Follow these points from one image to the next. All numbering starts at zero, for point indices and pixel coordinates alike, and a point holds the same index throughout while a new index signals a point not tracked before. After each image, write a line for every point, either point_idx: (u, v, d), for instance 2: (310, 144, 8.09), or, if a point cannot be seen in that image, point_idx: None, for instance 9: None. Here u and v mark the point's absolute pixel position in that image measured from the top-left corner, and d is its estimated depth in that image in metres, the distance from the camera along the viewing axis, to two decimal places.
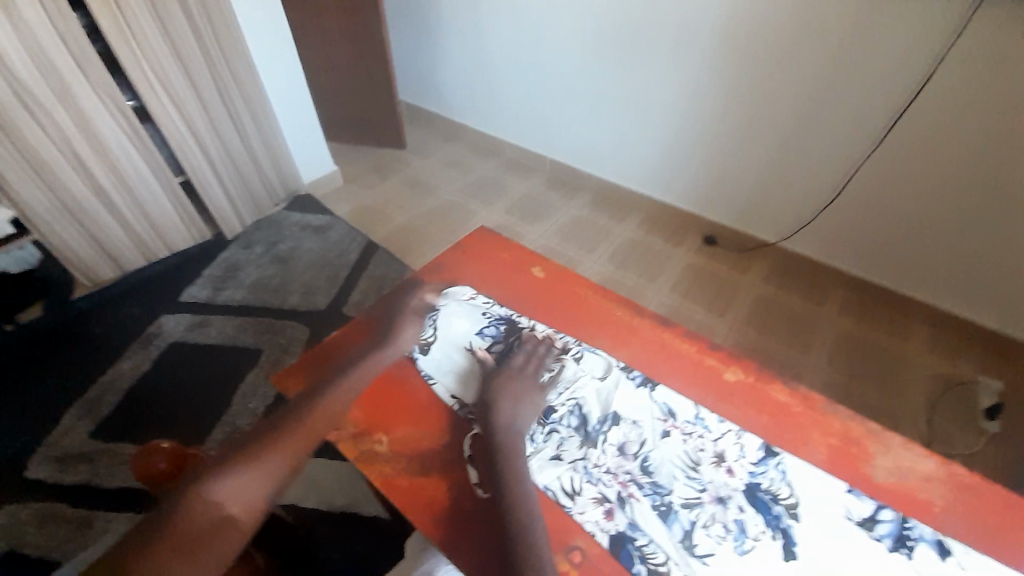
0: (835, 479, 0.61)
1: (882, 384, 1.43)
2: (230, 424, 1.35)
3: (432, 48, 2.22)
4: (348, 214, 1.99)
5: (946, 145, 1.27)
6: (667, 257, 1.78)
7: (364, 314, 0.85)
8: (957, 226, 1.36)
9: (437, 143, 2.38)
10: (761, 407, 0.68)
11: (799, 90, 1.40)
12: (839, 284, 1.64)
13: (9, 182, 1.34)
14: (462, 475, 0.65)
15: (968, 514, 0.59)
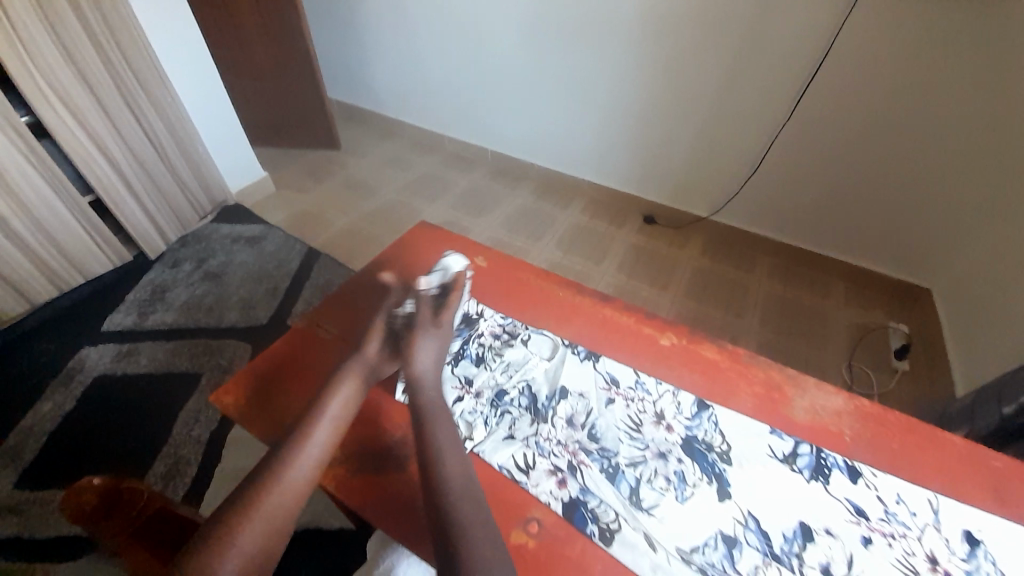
0: (759, 423, 0.67)
1: (808, 336, 1.56)
2: (173, 454, 1.27)
3: (359, 47, 2.16)
4: (285, 222, 1.91)
5: (844, 113, 1.40)
6: (610, 239, 1.85)
7: (306, 318, 0.82)
8: (860, 186, 1.51)
9: (374, 142, 2.32)
10: (693, 366, 0.74)
11: (702, 74, 1.52)
12: (766, 250, 1.78)
13: None
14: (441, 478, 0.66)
15: (874, 441, 0.67)
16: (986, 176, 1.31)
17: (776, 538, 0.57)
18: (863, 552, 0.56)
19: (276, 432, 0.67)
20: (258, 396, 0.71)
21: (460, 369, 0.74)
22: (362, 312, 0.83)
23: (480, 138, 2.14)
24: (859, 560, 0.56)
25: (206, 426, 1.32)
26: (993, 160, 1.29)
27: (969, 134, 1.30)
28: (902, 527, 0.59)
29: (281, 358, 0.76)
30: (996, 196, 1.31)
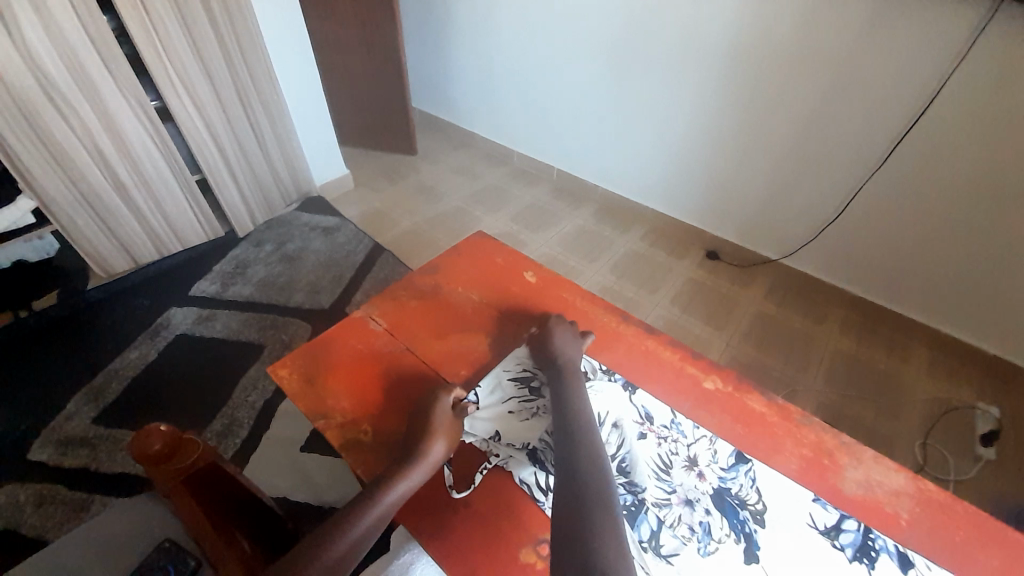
0: (802, 488, 0.63)
1: (877, 403, 1.43)
2: (229, 416, 1.39)
3: (446, 61, 2.29)
4: (357, 217, 2.05)
5: (947, 167, 1.29)
6: (669, 270, 1.80)
7: (362, 310, 0.86)
8: (958, 248, 1.37)
9: (447, 150, 2.43)
10: (737, 414, 0.71)
11: (785, 112, 1.46)
12: (839, 303, 1.65)
13: (34, 176, 1.40)
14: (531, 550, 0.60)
15: (938, 533, 0.60)
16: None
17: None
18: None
19: (320, 414, 0.72)
20: (310, 374, 0.77)
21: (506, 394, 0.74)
22: (411, 310, 0.87)
23: (549, 155, 2.18)
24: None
25: (261, 394, 1.43)
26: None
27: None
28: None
29: (335, 346, 0.80)
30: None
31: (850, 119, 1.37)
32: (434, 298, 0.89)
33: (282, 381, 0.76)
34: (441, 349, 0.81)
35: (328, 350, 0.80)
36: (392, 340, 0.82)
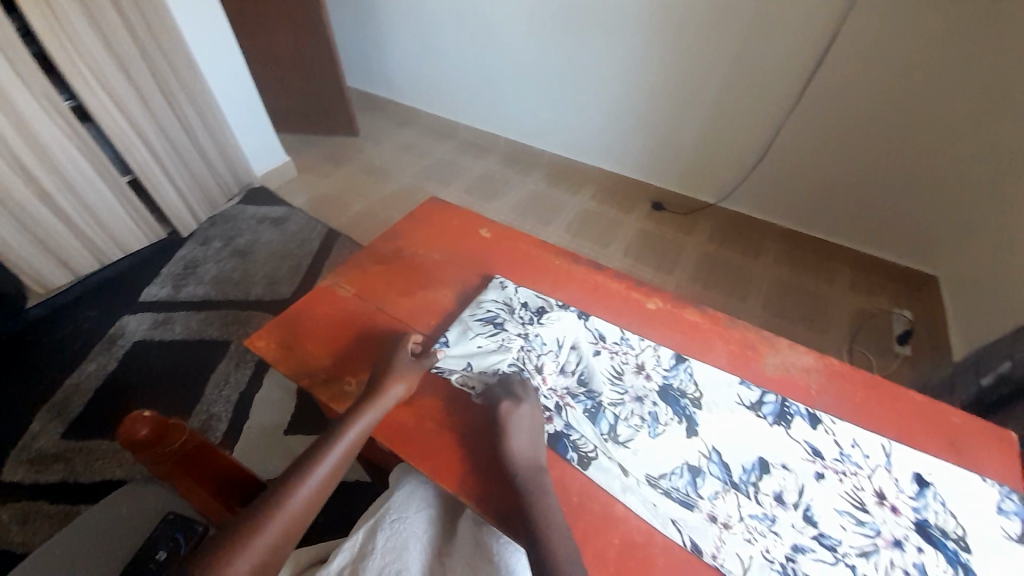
0: (730, 375, 0.74)
1: (808, 319, 1.61)
2: (206, 411, 1.40)
3: (376, 36, 2.24)
4: (307, 204, 2.02)
5: (845, 100, 1.44)
6: (619, 224, 1.91)
7: (326, 280, 0.90)
8: (864, 172, 1.54)
9: (390, 128, 2.41)
10: (677, 327, 0.81)
11: (706, 61, 1.56)
12: (771, 236, 1.81)
13: None
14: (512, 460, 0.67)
15: (839, 395, 0.72)
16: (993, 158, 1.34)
17: (737, 470, 0.63)
18: (814, 484, 0.61)
19: (302, 374, 0.77)
20: (286, 342, 0.81)
21: (475, 332, 0.79)
22: (376, 274, 0.91)
23: (493, 124, 2.21)
24: (810, 492, 0.61)
25: (235, 387, 1.44)
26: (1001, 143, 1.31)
27: (976, 118, 1.31)
28: (857, 465, 0.63)
29: (308, 315, 0.85)
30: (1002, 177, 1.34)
31: (763, 64, 1.49)
32: (396, 262, 0.94)
33: (260, 351, 0.79)
34: (409, 305, 0.86)
35: (300, 320, 0.84)
36: (360, 303, 0.86)
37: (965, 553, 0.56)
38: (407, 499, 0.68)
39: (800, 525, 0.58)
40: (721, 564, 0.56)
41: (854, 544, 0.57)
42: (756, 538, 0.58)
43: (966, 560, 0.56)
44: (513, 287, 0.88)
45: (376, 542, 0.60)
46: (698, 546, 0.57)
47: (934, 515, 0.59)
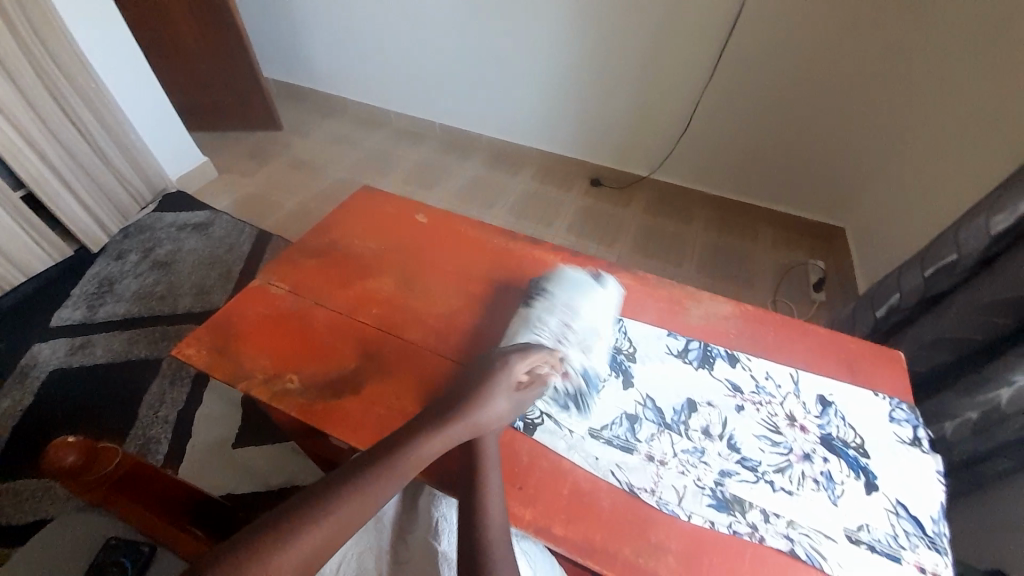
0: (658, 328, 0.80)
1: (737, 277, 1.73)
2: (144, 434, 1.31)
3: (292, 23, 2.13)
4: (232, 206, 1.91)
5: (755, 68, 1.55)
6: (559, 203, 1.95)
7: (257, 279, 0.87)
8: (775, 136, 1.67)
9: (315, 120, 2.30)
10: (610, 290, 0.86)
11: (629, 36, 1.62)
12: (699, 203, 1.93)
13: None
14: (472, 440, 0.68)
15: (753, 335, 0.80)
16: (879, 115, 1.51)
17: (669, 413, 0.69)
18: (735, 416, 0.68)
19: (241, 377, 0.74)
20: (219, 345, 0.78)
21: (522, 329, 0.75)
22: (311, 269, 0.89)
23: (425, 111, 2.17)
24: (732, 423, 0.68)
25: (172, 407, 1.36)
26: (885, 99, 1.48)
27: (864, 80, 1.46)
28: (771, 394, 0.71)
29: (240, 316, 0.81)
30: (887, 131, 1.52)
31: (679, 38, 1.57)
32: (331, 254, 0.91)
33: (190, 358, 0.76)
34: (348, 296, 0.85)
35: (233, 322, 0.81)
36: (293, 298, 0.84)
37: (862, 458, 0.65)
38: None
39: (725, 453, 0.65)
40: (658, 497, 0.61)
41: (770, 462, 0.64)
42: (687, 469, 0.64)
43: (864, 463, 0.65)
44: (455, 268, 0.89)
45: None
46: (638, 484, 0.63)
47: (836, 429, 0.68)
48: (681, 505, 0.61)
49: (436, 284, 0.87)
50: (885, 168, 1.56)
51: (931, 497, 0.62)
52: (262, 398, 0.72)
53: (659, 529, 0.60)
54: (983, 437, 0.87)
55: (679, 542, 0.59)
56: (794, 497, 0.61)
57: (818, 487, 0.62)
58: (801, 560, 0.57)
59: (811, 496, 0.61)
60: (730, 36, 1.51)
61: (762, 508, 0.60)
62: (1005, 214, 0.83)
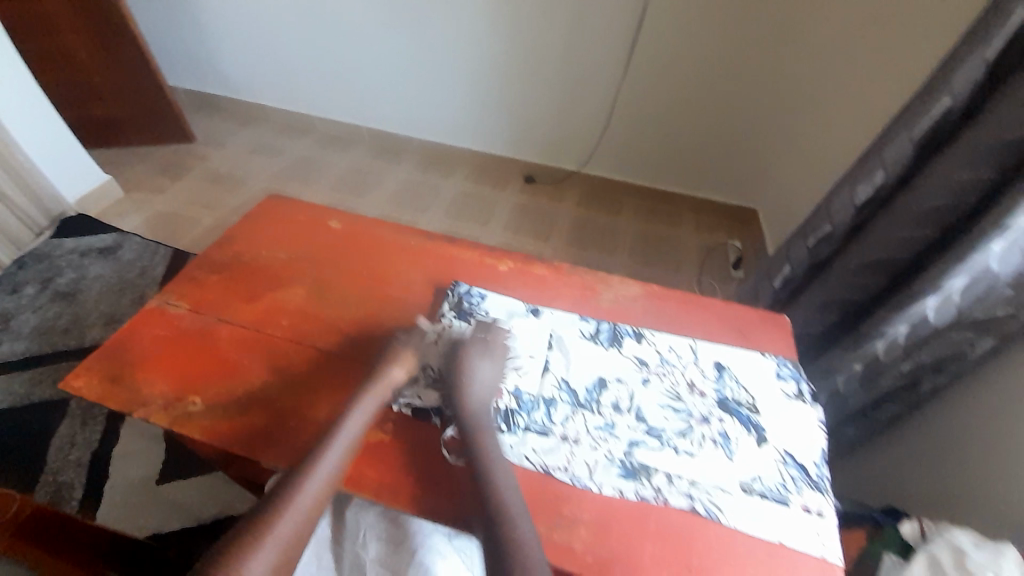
0: (571, 313, 0.83)
1: (665, 262, 1.82)
2: (54, 481, 1.19)
3: (198, 27, 2.01)
4: (142, 226, 1.77)
5: (666, 60, 1.65)
6: (496, 201, 1.97)
7: (155, 300, 0.82)
8: (689, 124, 1.78)
9: (230, 130, 2.18)
10: (526, 281, 0.89)
11: (548, 33, 1.67)
12: (627, 194, 2.00)
13: None
14: (403, 445, 0.68)
15: (658, 312, 0.85)
16: (776, 101, 1.65)
17: (581, 392, 0.72)
18: (642, 389, 0.73)
19: (138, 404, 0.70)
20: (113, 372, 0.73)
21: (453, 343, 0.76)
22: (214, 284, 0.85)
23: (350, 116, 2.11)
24: (639, 397, 0.72)
25: (85, 448, 1.24)
26: (778, 88, 1.63)
27: (760, 68, 1.59)
28: (674, 365, 0.76)
29: (138, 340, 0.77)
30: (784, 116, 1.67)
31: (594, 33, 1.64)
32: (238, 267, 0.88)
33: (79, 389, 0.71)
34: (256, 310, 0.82)
35: (129, 346, 0.76)
36: (197, 317, 0.80)
37: (755, 415, 0.71)
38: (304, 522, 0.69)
39: (633, 424, 0.69)
40: (570, 473, 0.64)
41: (673, 428, 0.69)
42: (599, 443, 0.67)
43: (755, 420, 0.71)
44: (369, 274, 0.88)
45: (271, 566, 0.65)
46: (552, 464, 0.65)
47: (730, 390, 0.74)
48: (591, 478, 0.64)
49: (351, 291, 0.85)
50: (786, 149, 1.71)
51: (814, 444, 0.69)
52: (160, 422, 0.68)
53: (577, 504, 0.62)
54: (868, 386, 0.96)
55: (591, 513, 0.62)
56: (694, 458, 0.66)
57: (716, 445, 0.67)
58: (700, 514, 0.62)
59: (709, 455, 0.66)
60: (640, 31, 1.60)
61: (665, 471, 0.65)
62: (865, 184, 0.94)
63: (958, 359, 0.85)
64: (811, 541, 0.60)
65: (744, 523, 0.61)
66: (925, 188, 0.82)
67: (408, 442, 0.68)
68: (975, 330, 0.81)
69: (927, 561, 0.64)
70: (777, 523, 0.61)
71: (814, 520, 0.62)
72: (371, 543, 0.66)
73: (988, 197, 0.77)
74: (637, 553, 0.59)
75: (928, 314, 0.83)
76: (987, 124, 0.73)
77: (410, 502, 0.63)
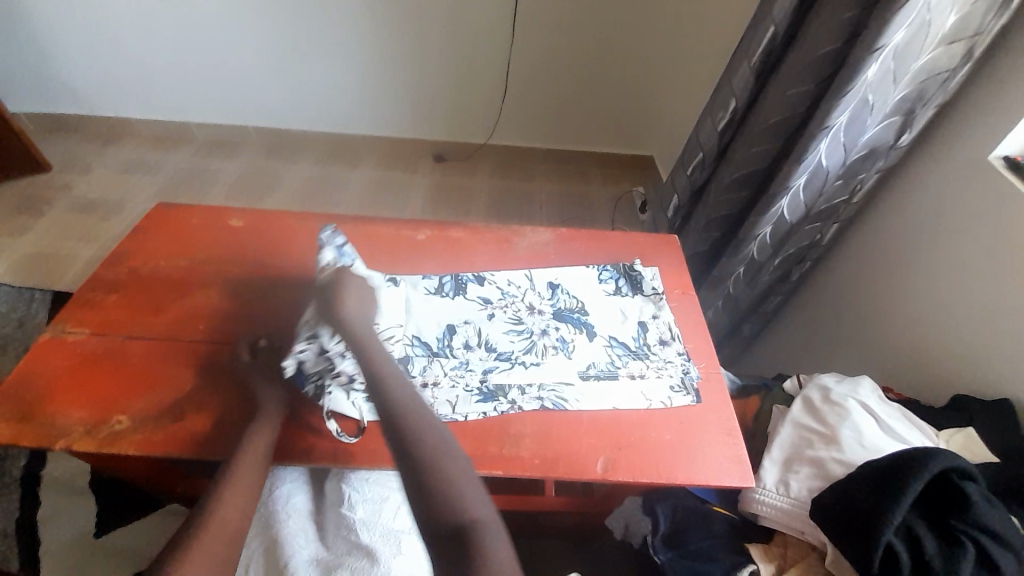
0: (491, 268, 0.89)
1: (581, 215, 1.93)
2: None
3: (30, 37, 1.76)
4: (9, 272, 1.56)
5: (548, 21, 1.71)
6: (410, 183, 1.96)
7: (47, 330, 0.76)
8: (580, 82, 1.87)
9: (94, 150, 1.94)
10: (446, 246, 0.93)
11: (431, 6, 1.68)
12: (537, 158, 2.07)
13: None
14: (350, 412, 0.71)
15: (569, 250, 0.93)
16: (652, 50, 1.79)
17: (433, 342, 0.77)
18: (487, 324, 0.80)
19: (53, 436, 0.66)
20: (16, 410, 0.68)
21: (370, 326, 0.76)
22: (113, 303, 0.80)
23: (236, 116, 1.97)
24: (487, 331, 0.79)
25: (3, 518, 1.11)
26: (652, 38, 1.76)
27: (633, 21, 1.71)
28: (514, 294, 0.85)
29: (38, 374, 0.72)
30: (661, 64, 1.82)
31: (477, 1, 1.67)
32: (137, 282, 0.83)
33: None
34: (167, 320, 0.79)
35: (29, 383, 0.71)
36: (100, 339, 0.76)
37: (635, 317, 0.82)
38: (272, 499, 0.70)
39: (485, 355, 0.76)
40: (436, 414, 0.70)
41: (521, 349, 0.77)
42: (459, 377, 0.74)
43: (586, 320, 0.81)
44: (288, 265, 0.87)
45: (251, 552, 0.66)
46: (491, 398, 0.71)
47: (636, 303, 0.85)
48: (453, 411, 0.70)
49: (267, 285, 0.84)
50: (670, 94, 1.86)
51: (629, 324, 0.81)
52: (83, 447, 0.65)
53: (520, 423, 0.70)
54: (752, 284, 1.11)
55: (533, 427, 0.69)
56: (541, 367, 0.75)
57: (627, 348, 0.78)
58: (621, 408, 0.72)
59: (554, 361, 0.76)
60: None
61: (518, 385, 0.73)
62: (723, 112, 1.08)
63: (813, 245, 1.04)
64: (638, 401, 0.72)
65: (657, 404, 0.73)
66: (767, 106, 0.97)
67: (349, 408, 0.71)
68: (820, 220, 0.99)
69: (803, 402, 0.78)
70: (612, 395, 0.73)
71: (638, 383, 0.74)
72: (357, 504, 0.68)
73: (813, 106, 0.92)
74: (577, 446, 0.68)
75: (784, 213, 0.97)
76: (804, 42, 0.88)
77: (368, 454, 0.67)
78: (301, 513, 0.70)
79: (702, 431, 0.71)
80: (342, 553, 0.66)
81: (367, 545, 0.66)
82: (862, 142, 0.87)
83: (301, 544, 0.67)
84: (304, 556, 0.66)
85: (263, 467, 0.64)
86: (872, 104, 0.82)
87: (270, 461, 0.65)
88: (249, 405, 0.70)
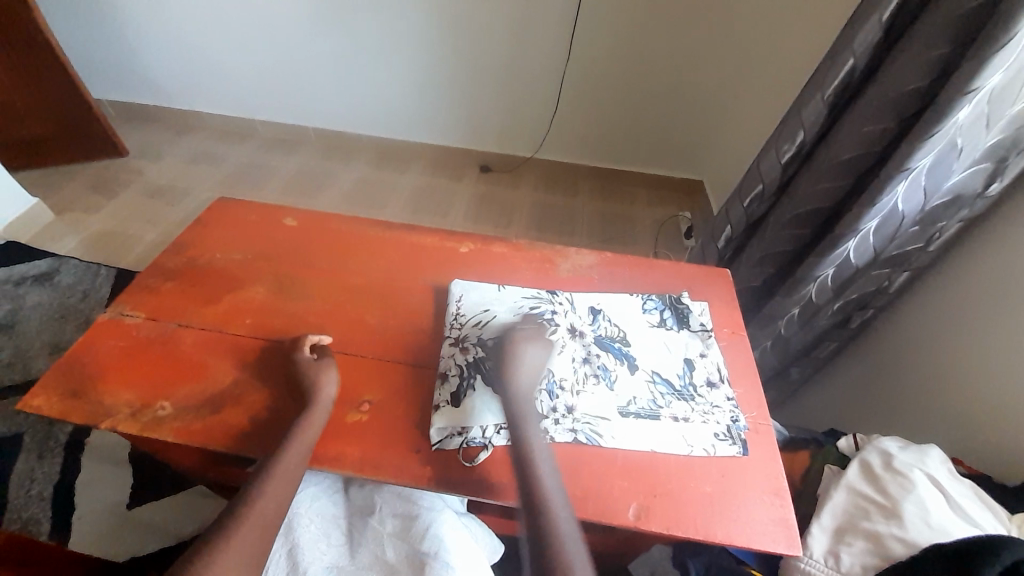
0: (533, 286, 0.87)
1: (623, 238, 1.88)
2: (22, 516, 1.13)
3: (121, 33, 1.91)
4: (80, 248, 1.67)
5: (607, 41, 1.70)
6: (454, 192, 1.98)
7: (109, 312, 0.80)
8: (634, 103, 1.84)
9: (165, 140, 2.08)
10: (488, 261, 0.92)
11: (491, 21, 1.70)
12: (583, 175, 2.05)
13: None
14: (383, 423, 0.71)
15: (614, 276, 0.90)
16: (712, 74, 1.74)
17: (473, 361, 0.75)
18: None
19: (104, 415, 0.69)
20: (73, 387, 0.72)
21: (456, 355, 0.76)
22: (170, 290, 0.84)
23: (296, 116, 2.06)
24: (528, 354, 0.75)
25: (47, 481, 1.17)
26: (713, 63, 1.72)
27: (695, 44, 1.67)
28: (553, 314, 0.81)
29: (96, 354, 0.75)
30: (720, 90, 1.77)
31: (537, 18, 1.68)
32: (193, 272, 0.87)
33: (40, 407, 0.70)
34: (218, 311, 0.81)
35: (88, 361, 0.74)
36: (155, 325, 0.79)
37: (680, 354, 0.78)
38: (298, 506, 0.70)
39: None
40: (466, 437, 0.68)
41: (560, 374, 0.74)
42: (491, 398, 0.71)
43: (627, 351, 0.78)
44: (334, 267, 0.89)
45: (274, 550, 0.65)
46: None
47: (682, 339, 0.80)
48: (484, 436, 0.68)
49: (313, 285, 0.86)
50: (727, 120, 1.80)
51: (674, 360, 0.77)
52: (129, 429, 0.68)
53: (551, 454, 0.67)
54: (806, 327, 1.04)
55: (563, 460, 0.67)
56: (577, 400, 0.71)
57: (670, 387, 0.74)
58: (660, 450, 0.68)
59: (592, 390, 0.73)
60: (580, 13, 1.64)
61: (552, 413, 0.70)
62: (788, 144, 1.03)
63: (879, 292, 0.97)
64: (678, 446, 0.69)
65: (698, 450, 0.68)
66: (838, 142, 0.91)
67: (381, 420, 0.71)
68: (890, 267, 0.92)
69: (860, 466, 0.72)
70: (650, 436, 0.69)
71: (680, 426, 0.70)
72: (388, 518, 0.69)
73: (892, 145, 0.86)
74: (609, 487, 0.65)
75: (850, 255, 0.91)
76: (885, 78, 0.82)
77: (396, 467, 0.66)
78: (324, 519, 0.70)
79: (745, 485, 0.66)
80: (363, 566, 0.65)
81: (392, 563, 0.65)
82: (945, 187, 0.81)
83: (320, 550, 0.66)
84: (324, 563, 0.65)
85: (299, 465, 0.63)
86: (960, 147, 0.76)
87: (306, 461, 0.65)
88: (291, 403, 0.71)
